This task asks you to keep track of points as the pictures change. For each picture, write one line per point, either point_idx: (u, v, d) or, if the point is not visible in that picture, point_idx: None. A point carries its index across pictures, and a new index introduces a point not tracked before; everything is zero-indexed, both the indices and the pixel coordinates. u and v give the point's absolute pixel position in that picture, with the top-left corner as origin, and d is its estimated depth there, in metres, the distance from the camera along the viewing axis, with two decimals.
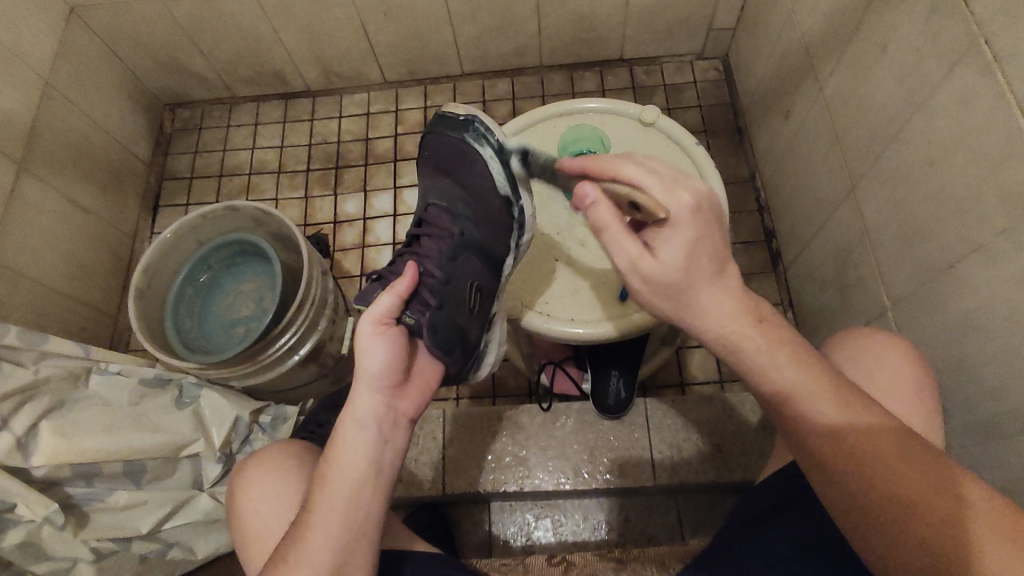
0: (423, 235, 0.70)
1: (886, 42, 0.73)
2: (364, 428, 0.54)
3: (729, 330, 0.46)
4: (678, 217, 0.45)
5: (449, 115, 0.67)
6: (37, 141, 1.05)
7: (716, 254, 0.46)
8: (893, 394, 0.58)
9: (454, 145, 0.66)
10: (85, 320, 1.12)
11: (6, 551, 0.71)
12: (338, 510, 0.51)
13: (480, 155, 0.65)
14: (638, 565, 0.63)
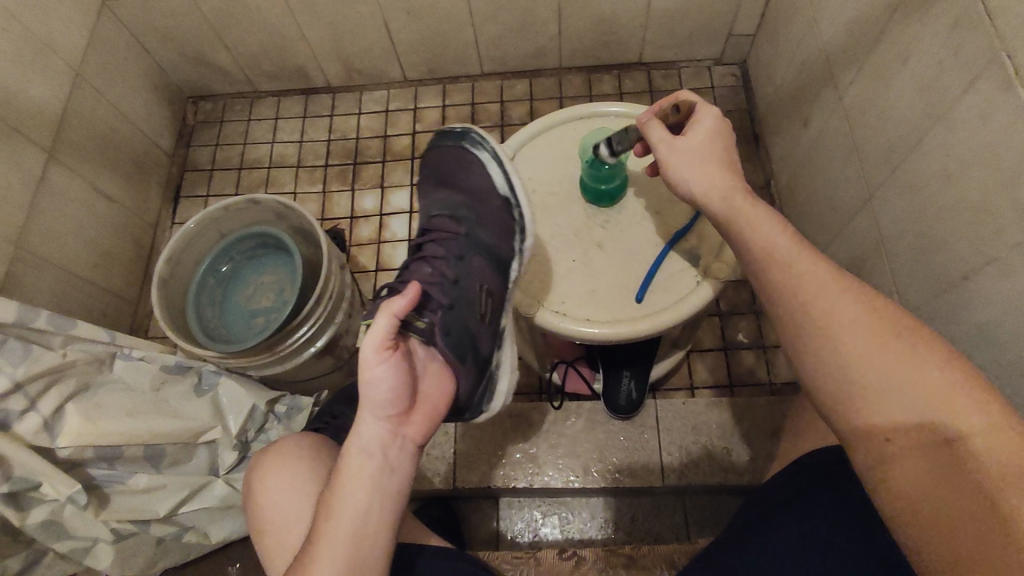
0: (429, 242, 0.71)
1: (908, 53, 0.74)
2: (369, 456, 0.54)
3: (806, 270, 0.50)
4: (708, 122, 0.59)
5: (447, 130, 0.75)
6: (65, 130, 1.07)
7: (730, 160, 0.57)
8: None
9: (455, 153, 0.73)
10: (107, 306, 1.15)
11: (31, 528, 0.73)
12: (344, 539, 0.52)
13: (482, 160, 0.71)
14: (647, 562, 0.65)
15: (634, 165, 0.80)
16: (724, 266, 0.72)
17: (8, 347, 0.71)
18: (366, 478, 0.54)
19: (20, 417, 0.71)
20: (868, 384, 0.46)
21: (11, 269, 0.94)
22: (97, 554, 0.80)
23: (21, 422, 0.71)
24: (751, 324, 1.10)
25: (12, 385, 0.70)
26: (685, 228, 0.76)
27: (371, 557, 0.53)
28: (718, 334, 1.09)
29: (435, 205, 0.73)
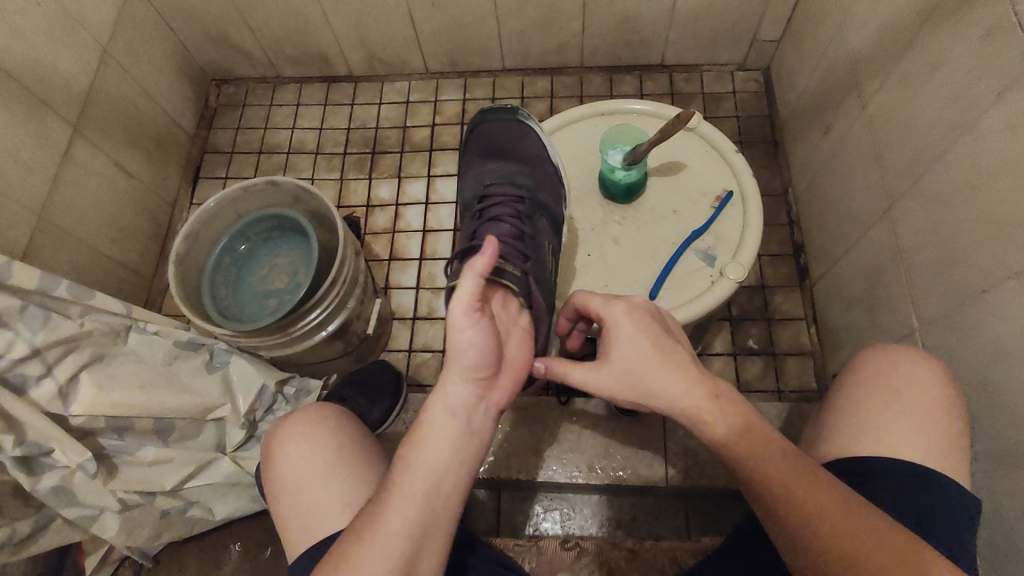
0: (490, 206, 0.72)
1: (936, 62, 0.73)
2: (453, 416, 0.52)
3: (688, 405, 0.53)
4: (613, 320, 0.58)
5: (498, 108, 0.83)
6: (91, 105, 1.09)
7: (665, 341, 0.56)
8: (916, 411, 0.59)
9: (509, 127, 0.81)
10: (123, 281, 1.16)
11: (42, 493, 0.74)
12: (421, 496, 0.50)
13: (536, 130, 0.80)
14: (650, 558, 0.66)
15: (653, 164, 0.81)
16: (738, 267, 0.72)
17: (28, 313, 0.70)
18: (447, 439, 0.52)
19: (36, 383, 0.72)
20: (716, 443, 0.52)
21: (32, 239, 0.96)
22: (104, 523, 0.80)
23: (38, 388, 0.72)
24: (761, 330, 1.09)
25: (30, 351, 0.70)
26: (700, 229, 0.76)
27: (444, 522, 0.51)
28: (728, 339, 1.09)
29: (489, 172, 0.77)
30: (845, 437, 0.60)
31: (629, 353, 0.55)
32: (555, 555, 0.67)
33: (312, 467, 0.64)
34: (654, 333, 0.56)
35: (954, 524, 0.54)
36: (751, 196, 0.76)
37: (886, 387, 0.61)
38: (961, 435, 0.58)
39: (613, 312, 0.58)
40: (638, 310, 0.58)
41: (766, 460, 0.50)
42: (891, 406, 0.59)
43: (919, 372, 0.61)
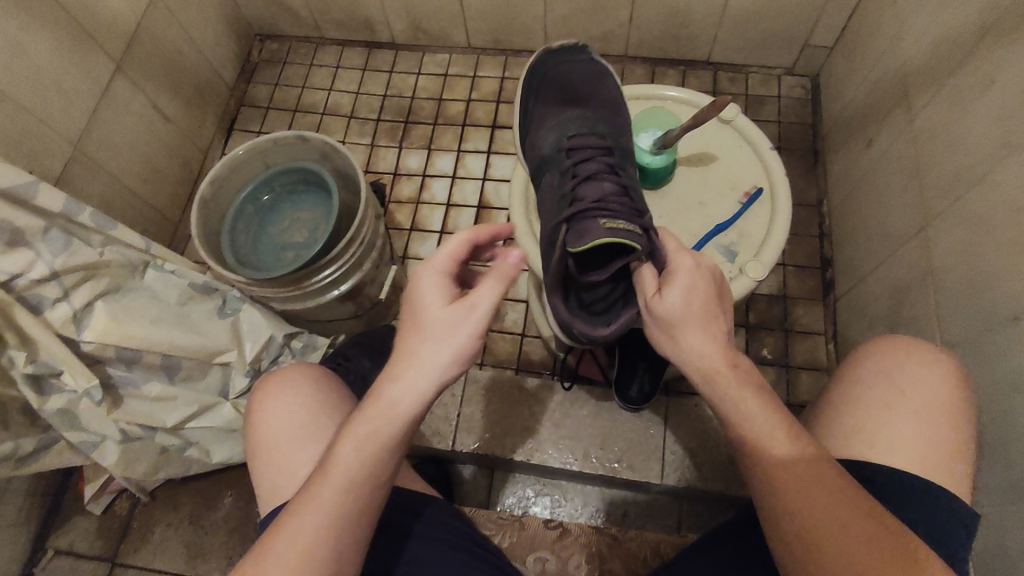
0: (580, 159, 0.68)
1: (993, 77, 0.70)
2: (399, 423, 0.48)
3: (708, 368, 0.50)
4: (676, 270, 0.53)
5: (566, 48, 0.78)
6: (136, 45, 1.10)
7: (717, 313, 0.52)
8: (919, 421, 0.56)
9: (588, 70, 0.76)
10: (150, 222, 1.18)
11: (48, 413, 0.76)
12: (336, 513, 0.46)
13: (613, 75, 0.76)
14: (633, 546, 0.71)
15: (683, 153, 0.79)
16: (758, 265, 0.71)
17: (50, 237, 0.71)
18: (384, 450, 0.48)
19: (52, 305, 0.73)
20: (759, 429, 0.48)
21: (65, 169, 0.98)
22: (104, 450, 0.82)
23: (52, 310, 0.73)
24: (778, 340, 1.07)
25: (48, 274, 0.71)
26: (724, 224, 0.75)
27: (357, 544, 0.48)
28: (743, 346, 1.06)
29: (570, 122, 0.72)
30: (844, 442, 0.58)
31: (683, 301, 0.51)
32: (537, 534, 0.71)
33: (293, 423, 0.64)
34: (716, 297, 0.52)
35: (954, 551, 0.52)
36: (781, 197, 0.74)
37: (889, 394, 0.58)
38: (965, 448, 0.55)
39: (685, 265, 0.53)
40: (708, 269, 0.53)
41: (775, 441, 0.47)
42: (895, 414, 0.57)
43: (924, 379, 0.58)
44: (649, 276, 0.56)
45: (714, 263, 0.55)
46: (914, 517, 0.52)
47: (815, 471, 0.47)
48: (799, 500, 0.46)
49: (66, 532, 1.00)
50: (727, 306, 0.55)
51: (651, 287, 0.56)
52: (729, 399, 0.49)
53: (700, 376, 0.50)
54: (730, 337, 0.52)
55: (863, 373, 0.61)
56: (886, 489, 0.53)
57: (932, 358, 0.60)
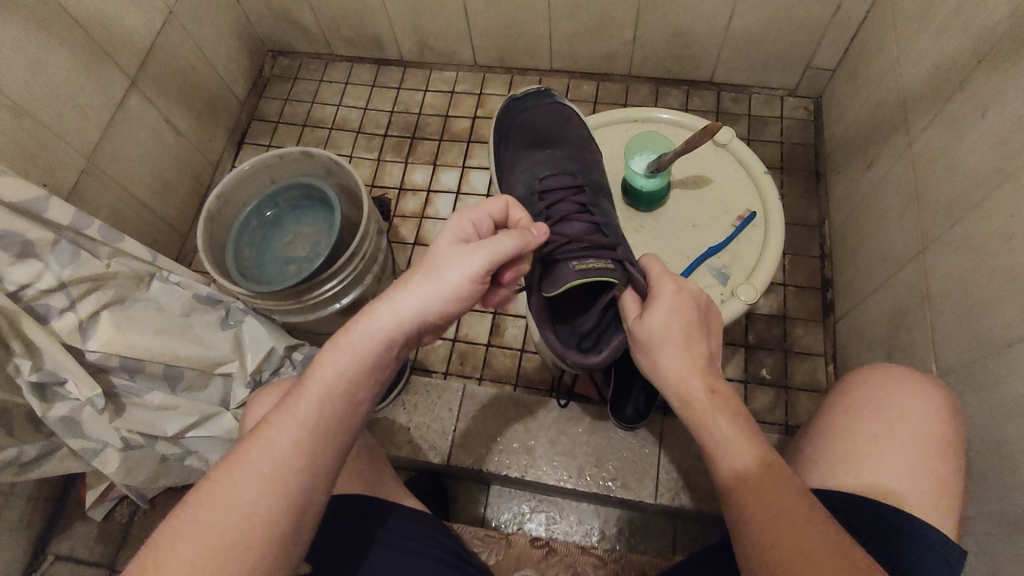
0: (553, 202, 0.74)
1: (988, 104, 0.71)
2: (306, 423, 0.45)
3: (685, 392, 0.52)
4: (659, 296, 0.57)
5: (532, 96, 0.83)
6: (150, 61, 1.13)
7: (698, 337, 0.55)
8: (909, 453, 0.56)
9: (552, 112, 0.82)
10: (160, 233, 1.21)
11: (51, 421, 0.77)
12: (225, 528, 0.41)
13: (577, 114, 0.82)
14: (619, 566, 0.70)
15: (678, 176, 0.80)
16: (750, 289, 0.72)
17: (59, 248, 0.74)
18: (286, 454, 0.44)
19: (59, 314, 0.75)
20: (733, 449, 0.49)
21: (79, 180, 1.00)
22: (105, 458, 0.84)
23: (60, 320, 0.75)
24: (776, 361, 1.06)
25: (56, 284, 0.73)
26: (717, 246, 0.76)
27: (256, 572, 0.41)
28: (741, 366, 1.06)
29: (540, 165, 0.78)
30: (834, 471, 0.58)
31: (661, 324, 0.56)
32: (522, 552, 0.71)
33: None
34: (696, 322, 0.55)
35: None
36: (773, 221, 0.75)
37: (880, 424, 0.58)
38: (957, 484, 0.55)
39: (666, 291, 0.57)
40: (690, 295, 0.57)
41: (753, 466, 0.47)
42: (885, 445, 0.57)
43: (916, 411, 0.58)
44: (631, 302, 0.60)
45: (698, 290, 0.58)
46: (900, 544, 0.52)
47: (793, 499, 0.46)
48: (765, 518, 0.45)
49: (68, 537, 1.02)
50: (714, 335, 0.57)
51: (634, 312, 0.59)
52: (705, 421, 0.50)
53: (677, 400, 0.53)
54: (710, 361, 0.54)
55: (855, 403, 0.61)
56: (873, 516, 0.53)
57: (926, 390, 0.60)
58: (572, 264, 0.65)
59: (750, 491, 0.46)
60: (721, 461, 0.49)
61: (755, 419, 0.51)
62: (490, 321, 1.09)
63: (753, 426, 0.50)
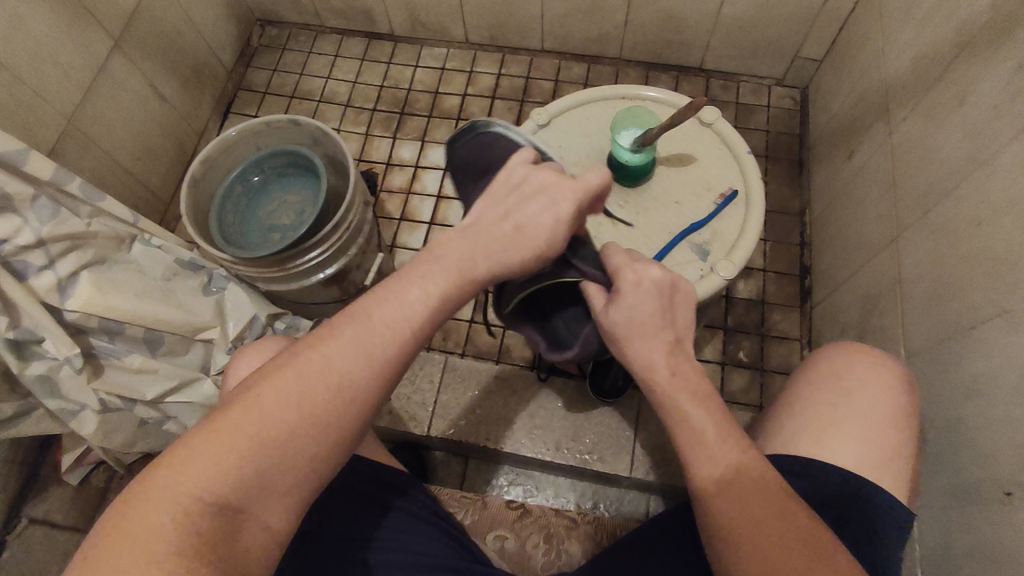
0: None
1: (965, 94, 0.73)
2: (369, 355, 0.45)
3: (648, 377, 0.52)
4: (620, 288, 0.53)
5: (456, 134, 0.70)
6: (135, 23, 1.11)
7: (665, 326, 0.53)
8: (864, 419, 0.58)
9: (479, 144, 0.67)
10: (141, 200, 1.19)
11: (28, 379, 0.76)
12: (269, 438, 0.42)
13: (508, 133, 0.67)
14: (593, 527, 0.74)
15: (662, 153, 0.82)
16: (729, 265, 0.74)
17: (39, 204, 0.72)
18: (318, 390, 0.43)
19: (37, 272, 0.74)
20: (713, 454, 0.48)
21: (60, 140, 0.99)
22: (83, 419, 0.82)
23: (37, 278, 0.74)
24: (753, 344, 1.09)
25: (36, 241, 0.72)
26: (699, 223, 0.77)
27: (303, 479, 0.43)
28: (719, 348, 1.08)
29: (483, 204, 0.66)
30: (795, 438, 0.60)
31: (624, 319, 0.53)
32: (499, 512, 0.75)
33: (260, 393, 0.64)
34: (659, 311, 0.52)
35: (891, 544, 0.54)
36: (755, 201, 0.77)
37: (842, 393, 0.60)
38: (908, 450, 0.58)
39: (627, 281, 0.53)
40: (652, 284, 0.52)
41: (734, 473, 0.47)
42: (842, 412, 0.59)
43: (879, 382, 0.61)
44: (595, 291, 0.57)
45: (661, 274, 0.53)
46: (859, 507, 0.54)
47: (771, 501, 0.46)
48: (748, 527, 0.45)
49: (43, 501, 1.01)
50: (682, 314, 0.55)
51: (599, 301, 0.57)
52: (670, 403, 0.50)
53: (642, 384, 0.52)
54: (677, 347, 0.53)
55: (816, 375, 0.64)
56: (835, 484, 0.55)
57: (880, 360, 0.62)
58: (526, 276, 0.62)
59: (726, 496, 0.47)
60: (695, 454, 0.49)
61: (720, 397, 0.51)
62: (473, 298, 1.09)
63: (722, 411, 0.50)
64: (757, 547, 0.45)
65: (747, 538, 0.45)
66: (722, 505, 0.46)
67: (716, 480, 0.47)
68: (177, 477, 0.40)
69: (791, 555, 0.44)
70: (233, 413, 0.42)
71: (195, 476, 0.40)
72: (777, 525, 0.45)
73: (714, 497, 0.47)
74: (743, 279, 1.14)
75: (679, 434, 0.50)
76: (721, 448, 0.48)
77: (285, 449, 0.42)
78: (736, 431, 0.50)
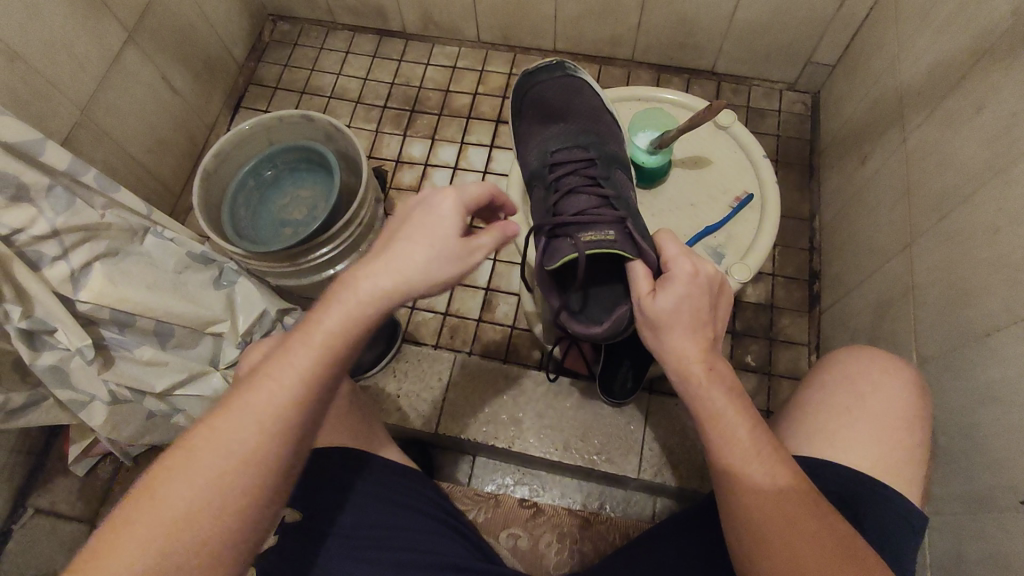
0: (562, 177, 0.71)
1: (982, 102, 0.73)
2: (268, 405, 0.44)
3: (683, 370, 0.51)
4: (676, 274, 0.52)
5: (541, 69, 0.80)
6: (149, 15, 1.11)
7: (709, 322, 0.52)
8: (879, 424, 0.58)
9: (560, 86, 0.78)
10: (151, 193, 1.19)
11: (39, 369, 0.76)
12: (163, 526, 0.40)
13: (589, 84, 0.78)
14: (602, 528, 0.74)
15: (677, 155, 0.82)
16: (743, 268, 0.74)
17: (53, 194, 0.72)
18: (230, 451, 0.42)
19: (50, 262, 0.74)
20: (740, 453, 0.48)
21: (73, 131, 0.99)
22: (93, 409, 0.84)
23: (50, 269, 0.74)
24: (762, 348, 1.08)
25: (49, 232, 0.72)
26: (714, 225, 0.77)
27: (223, 543, 0.42)
28: (727, 352, 1.08)
29: (553, 139, 0.75)
30: (809, 442, 0.60)
31: (673, 306, 0.51)
32: (510, 511, 0.75)
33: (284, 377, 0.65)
34: (708, 305, 0.52)
35: (905, 551, 0.54)
36: (769, 204, 0.77)
37: (857, 398, 0.60)
38: (923, 456, 0.58)
39: (683, 269, 0.52)
40: (707, 277, 0.52)
41: (760, 472, 0.47)
42: (857, 416, 0.59)
43: (895, 390, 0.60)
44: (642, 276, 0.56)
45: (715, 271, 0.54)
46: (873, 511, 0.54)
47: (795, 502, 0.46)
48: (773, 527, 0.45)
49: (48, 491, 1.01)
50: (721, 312, 0.55)
51: (645, 287, 0.55)
52: (706, 398, 0.49)
53: (675, 376, 0.51)
54: (713, 344, 0.52)
55: (829, 380, 0.64)
56: (850, 489, 0.55)
57: (895, 367, 0.62)
58: (578, 235, 0.63)
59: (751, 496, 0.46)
60: (723, 454, 0.48)
61: (751, 397, 0.51)
62: (482, 296, 1.09)
63: (753, 411, 0.50)
64: (789, 546, 0.45)
65: (770, 539, 0.45)
66: (748, 504, 0.46)
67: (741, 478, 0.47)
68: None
69: (820, 553, 0.44)
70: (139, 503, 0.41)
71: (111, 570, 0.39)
72: (809, 524, 0.45)
73: (745, 496, 0.46)
74: (752, 283, 1.14)
75: (707, 428, 0.49)
76: (750, 447, 0.48)
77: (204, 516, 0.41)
78: (763, 430, 0.49)
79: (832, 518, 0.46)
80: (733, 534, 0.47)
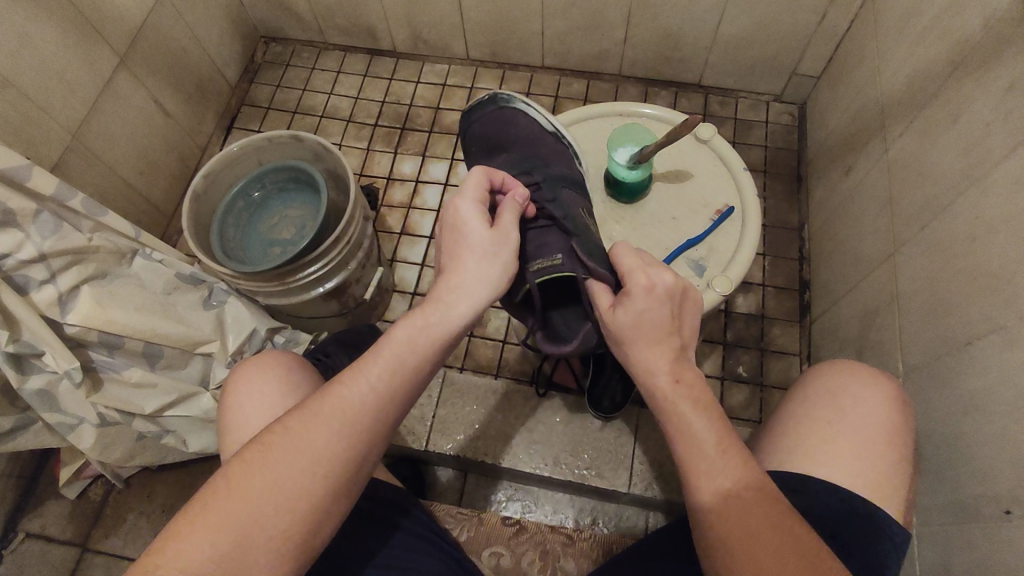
0: None
1: (958, 112, 0.73)
2: (356, 405, 0.48)
3: (651, 384, 0.51)
4: (631, 291, 0.53)
5: (477, 105, 0.83)
6: (140, 40, 1.13)
7: (676, 334, 0.53)
8: (863, 439, 0.58)
9: (494, 117, 0.81)
10: (143, 214, 1.20)
11: (27, 393, 0.76)
12: (265, 502, 0.45)
13: (523, 109, 0.80)
14: (587, 545, 0.74)
15: (660, 169, 0.82)
16: (725, 281, 0.74)
17: (41, 219, 0.73)
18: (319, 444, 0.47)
19: (38, 286, 0.74)
20: (716, 471, 0.47)
21: (64, 155, 1.00)
22: (82, 432, 0.83)
23: (38, 292, 0.74)
24: (753, 359, 1.08)
25: (37, 255, 0.73)
26: (696, 238, 0.78)
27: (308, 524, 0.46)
28: (718, 363, 1.08)
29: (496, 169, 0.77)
30: (795, 457, 0.59)
31: (634, 320, 0.52)
32: (496, 528, 0.74)
33: (265, 402, 0.64)
34: (668, 317, 0.52)
35: (889, 565, 0.53)
36: (751, 217, 0.78)
37: (841, 412, 0.60)
38: (906, 468, 0.57)
39: (639, 285, 0.53)
40: (663, 289, 0.53)
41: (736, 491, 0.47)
42: (840, 431, 0.59)
43: (878, 402, 0.60)
44: (602, 293, 0.58)
45: (672, 280, 0.53)
46: (854, 526, 0.54)
47: (768, 516, 0.46)
48: (743, 540, 0.45)
49: (39, 515, 1.01)
50: (688, 321, 0.55)
51: (605, 302, 0.57)
52: (673, 411, 0.50)
53: (646, 392, 0.52)
54: (683, 357, 0.52)
55: (813, 392, 0.63)
56: (833, 504, 0.55)
57: (876, 379, 0.62)
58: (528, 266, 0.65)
59: (727, 513, 0.46)
60: (700, 476, 0.48)
61: (721, 407, 0.51)
62: None
63: (724, 424, 0.50)
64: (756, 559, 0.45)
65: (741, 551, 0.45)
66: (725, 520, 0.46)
67: (721, 496, 0.47)
68: (188, 541, 0.43)
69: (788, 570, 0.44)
70: (239, 478, 0.45)
71: (209, 539, 0.43)
72: (775, 538, 0.45)
73: (717, 516, 0.47)
74: (743, 294, 1.14)
75: (680, 445, 0.49)
76: (725, 467, 0.48)
77: (291, 500, 0.46)
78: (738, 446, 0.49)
79: (808, 534, 0.46)
80: (705, 552, 0.48)
